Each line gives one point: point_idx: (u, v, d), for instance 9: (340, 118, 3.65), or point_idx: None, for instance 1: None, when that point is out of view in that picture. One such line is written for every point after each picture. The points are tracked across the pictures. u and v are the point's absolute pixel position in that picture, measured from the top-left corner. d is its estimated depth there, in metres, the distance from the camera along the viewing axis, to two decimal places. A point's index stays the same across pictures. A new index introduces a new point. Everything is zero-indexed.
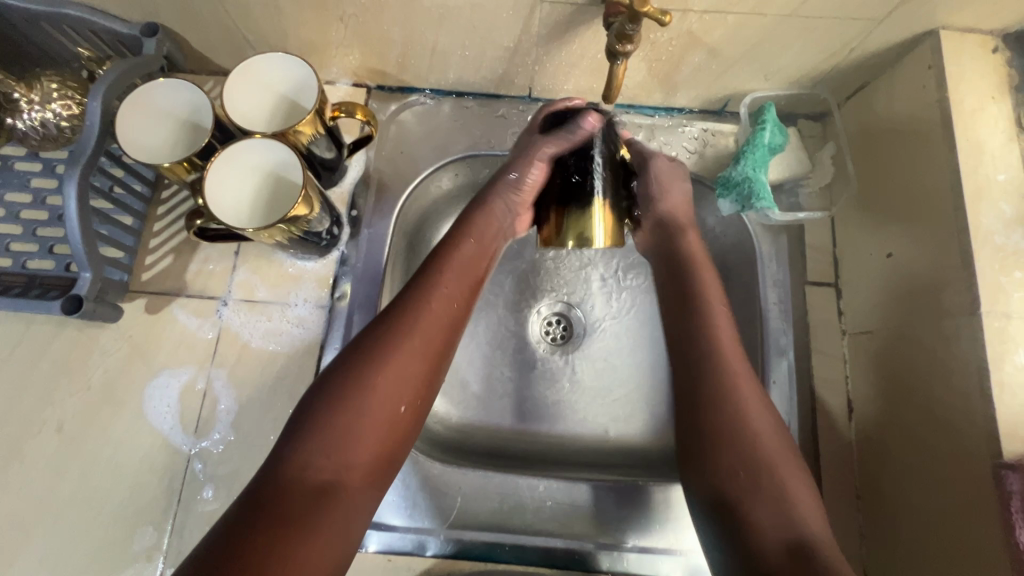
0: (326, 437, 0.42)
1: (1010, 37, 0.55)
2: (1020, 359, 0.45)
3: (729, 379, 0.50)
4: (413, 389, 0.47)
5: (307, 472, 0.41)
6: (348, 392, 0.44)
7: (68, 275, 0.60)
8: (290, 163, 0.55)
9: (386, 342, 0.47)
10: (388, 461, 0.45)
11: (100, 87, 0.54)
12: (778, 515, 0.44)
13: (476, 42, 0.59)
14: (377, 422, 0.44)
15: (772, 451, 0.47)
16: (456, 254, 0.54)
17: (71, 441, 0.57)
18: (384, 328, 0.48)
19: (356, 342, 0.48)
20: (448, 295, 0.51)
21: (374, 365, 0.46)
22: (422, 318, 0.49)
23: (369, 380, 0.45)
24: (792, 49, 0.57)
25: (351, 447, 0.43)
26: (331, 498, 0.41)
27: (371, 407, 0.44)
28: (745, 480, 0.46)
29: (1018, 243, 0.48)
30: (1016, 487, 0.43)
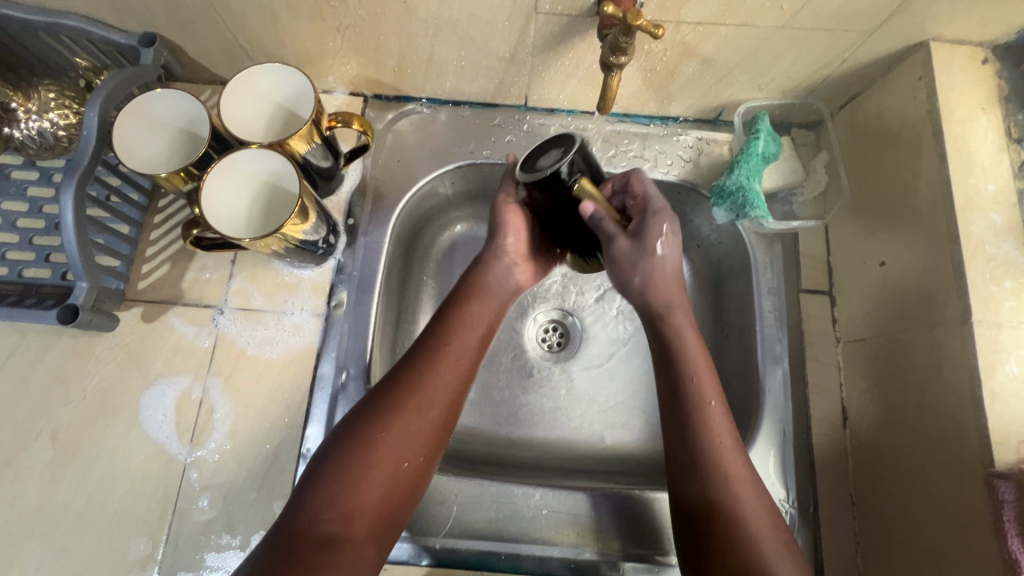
0: (335, 489, 0.44)
1: (999, 48, 0.55)
2: (1011, 368, 0.46)
3: (710, 440, 0.48)
4: (420, 445, 0.48)
5: (316, 524, 0.42)
6: (359, 447, 0.46)
7: (65, 283, 0.60)
8: (286, 172, 0.55)
9: (394, 399, 0.49)
10: (394, 515, 0.46)
11: (97, 98, 0.54)
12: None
13: (472, 52, 0.60)
14: (385, 477, 0.45)
15: (757, 519, 0.45)
16: (463, 315, 0.56)
17: (67, 450, 0.57)
18: (397, 386, 0.50)
19: (366, 400, 0.49)
20: (457, 354, 0.53)
21: (385, 423, 0.47)
22: (432, 377, 0.51)
23: (379, 435, 0.46)
24: (785, 59, 0.57)
25: (358, 501, 0.44)
26: (337, 549, 0.42)
27: (379, 461, 0.45)
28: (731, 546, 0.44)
29: (1009, 252, 0.49)
30: (1009, 497, 0.43)
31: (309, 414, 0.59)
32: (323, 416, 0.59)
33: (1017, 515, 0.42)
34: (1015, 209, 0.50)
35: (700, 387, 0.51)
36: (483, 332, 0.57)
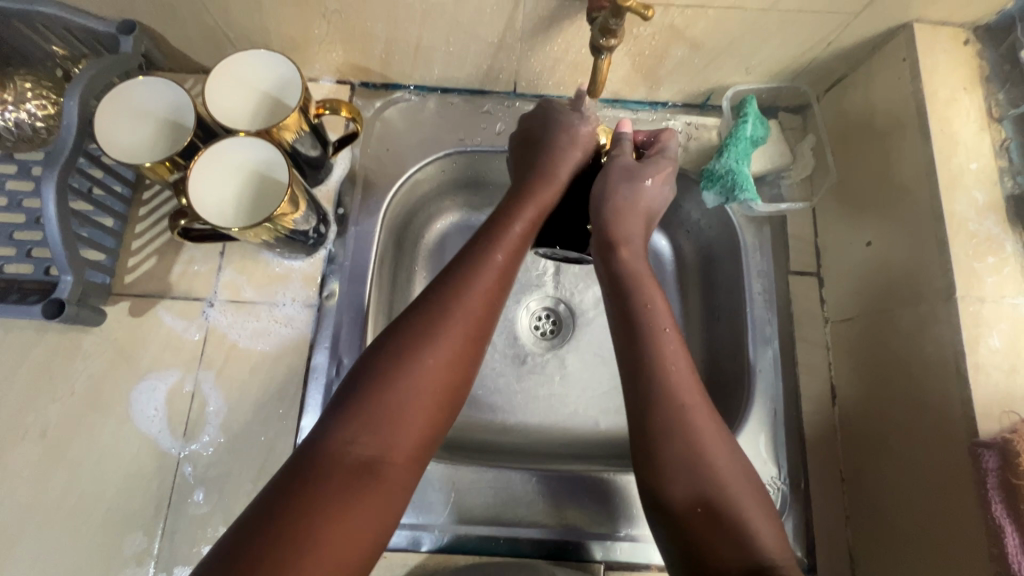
0: (369, 416, 0.42)
1: (980, 30, 0.56)
2: (993, 341, 0.47)
3: (671, 387, 0.47)
4: (458, 368, 0.46)
5: (350, 447, 0.40)
6: (393, 373, 0.44)
7: (48, 279, 0.59)
8: (274, 160, 0.55)
9: (426, 323, 0.46)
10: (434, 437, 0.45)
11: (77, 86, 0.53)
12: (723, 526, 0.42)
13: (460, 38, 0.59)
14: (423, 401, 0.44)
15: (725, 462, 0.45)
16: (506, 235, 0.53)
17: (56, 447, 0.56)
18: (432, 311, 0.47)
19: (401, 322, 0.47)
20: (496, 275, 0.51)
21: (417, 343, 0.45)
22: (469, 298, 0.48)
23: (412, 360, 0.44)
24: (771, 42, 0.58)
25: (395, 428, 0.42)
26: (375, 471, 0.40)
27: (413, 387, 0.43)
28: (703, 506, 0.43)
29: (990, 229, 0.50)
30: (993, 465, 0.44)
31: (304, 406, 0.59)
32: (318, 406, 0.59)
33: (1000, 481, 0.44)
34: (997, 187, 0.51)
35: (660, 339, 0.49)
36: (522, 249, 0.54)
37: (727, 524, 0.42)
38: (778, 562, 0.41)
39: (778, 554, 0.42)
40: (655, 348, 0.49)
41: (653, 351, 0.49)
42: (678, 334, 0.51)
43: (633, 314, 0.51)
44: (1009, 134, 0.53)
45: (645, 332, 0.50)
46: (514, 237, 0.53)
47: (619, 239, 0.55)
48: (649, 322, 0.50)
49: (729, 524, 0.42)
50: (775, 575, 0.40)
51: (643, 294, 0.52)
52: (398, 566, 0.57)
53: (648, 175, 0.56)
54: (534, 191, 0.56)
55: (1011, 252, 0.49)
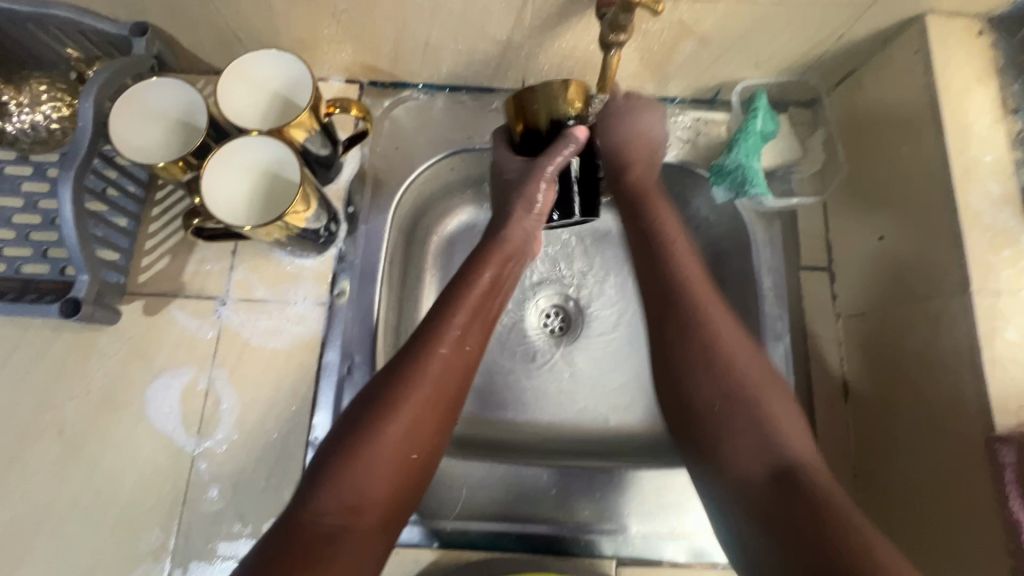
0: (336, 484, 0.43)
1: (995, 20, 0.56)
2: (1010, 335, 0.46)
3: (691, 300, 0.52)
4: (424, 434, 0.47)
5: (320, 518, 0.42)
6: (359, 443, 0.45)
7: (64, 279, 0.60)
8: (286, 160, 0.55)
9: (395, 392, 0.47)
10: (404, 501, 0.46)
11: (92, 88, 0.53)
12: (753, 427, 0.46)
13: (469, 36, 0.59)
14: (389, 469, 0.45)
15: (758, 377, 0.49)
16: (472, 292, 0.54)
17: (73, 445, 0.57)
18: (394, 381, 0.48)
19: (369, 389, 0.48)
20: (461, 339, 0.51)
21: (386, 410, 0.46)
22: (431, 365, 0.49)
23: (379, 430, 0.45)
24: (781, 36, 0.57)
25: (362, 495, 0.44)
26: (341, 540, 0.42)
27: (379, 458, 0.45)
28: (722, 403, 0.48)
29: (1006, 222, 0.49)
30: (1010, 459, 0.43)
31: (316, 403, 0.60)
32: (330, 403, 0.59)
33: (1017, 476, 0.43)
34: (1012, 179, 0.51)
35: (679, 255, 0.55)
36: (490, 308, 0.55)
37: (746, 423, 0.47)
38: (805, 459, 0.45)
39: (804, 456, 0.45)
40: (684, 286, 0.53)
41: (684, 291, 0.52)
42: (699, 266, 0.55)
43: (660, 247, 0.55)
44: None
45: (673, 284, 0.53)
46: (479, 291, 0.54)
47: (650, 187, 0.58)
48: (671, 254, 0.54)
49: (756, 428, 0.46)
50: (801, 474, 0.44)
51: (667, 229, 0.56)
52: (411, 563, 0.57)
53: (640, 117, 0.57)
54: (505, 228, 0.57)
55: None
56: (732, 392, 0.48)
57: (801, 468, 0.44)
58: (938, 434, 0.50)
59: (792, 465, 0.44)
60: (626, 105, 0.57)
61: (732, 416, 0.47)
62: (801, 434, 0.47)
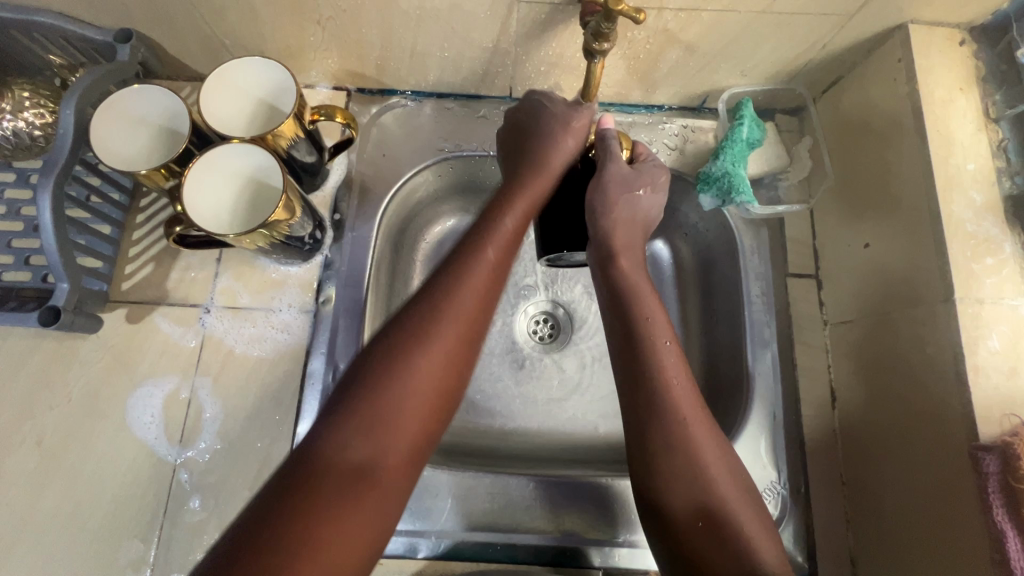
0: (368, 416, 0.40)
1: (976, 30, 0.56)
2: (993, 343, 0.46)
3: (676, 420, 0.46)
4: (455, 362, 0.44)
5: (347, 451, 0.39)
6: (395, 362, 0.42)
7: (45, 286, 0.59)
8: (270, 167, 0.55)
9: (420, 328, 0.44)
10: (433, 427, 0.43)
11: (73, 94, 0.53)
12: (693, 486, 0.45)
13: (455, 44, 0.59)
14: (417, 410, 0.42)
15: (722, 480, 0.45)
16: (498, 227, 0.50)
17: (53, 454, 0.56)
18: (432, 294, 0.46)
19: (387, 327, 0.45)
20: (489, 267, 0.48)
21: (410, 343, 0.43)
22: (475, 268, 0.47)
23: (405, 366, 0.42)
24: (766, 45, 0.58)
25: (387, 437, 0.40)
26: (366, 479, 0.38)
27: (404, 396, 0.41)
28: (691, 475, 0.45)
29: (989, 230, 0.50)
30: (993, 468, 0.43)
31: (300, 411, 0.59)
32: (315, 412, 0.59)
33: (1001, 485, 0.43)
34: (994, 187, 0.51)
35: (653, 329, 0.50)
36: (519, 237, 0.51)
37: (728, 497, 0.45)
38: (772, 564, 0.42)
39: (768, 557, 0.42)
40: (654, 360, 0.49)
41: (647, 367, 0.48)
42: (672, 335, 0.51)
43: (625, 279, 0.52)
44: (1006, 134, 0.52)
45: (641, 359, 0.49)
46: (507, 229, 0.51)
47: (618, 246, 0.53)
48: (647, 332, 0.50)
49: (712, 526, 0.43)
50: None
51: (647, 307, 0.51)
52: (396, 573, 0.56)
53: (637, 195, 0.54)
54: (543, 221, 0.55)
55: (1010, 253, 0.49)
56: (686, 460, 0.45)
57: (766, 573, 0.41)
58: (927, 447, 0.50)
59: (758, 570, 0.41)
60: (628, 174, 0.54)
61: (682, 492, 0.44)
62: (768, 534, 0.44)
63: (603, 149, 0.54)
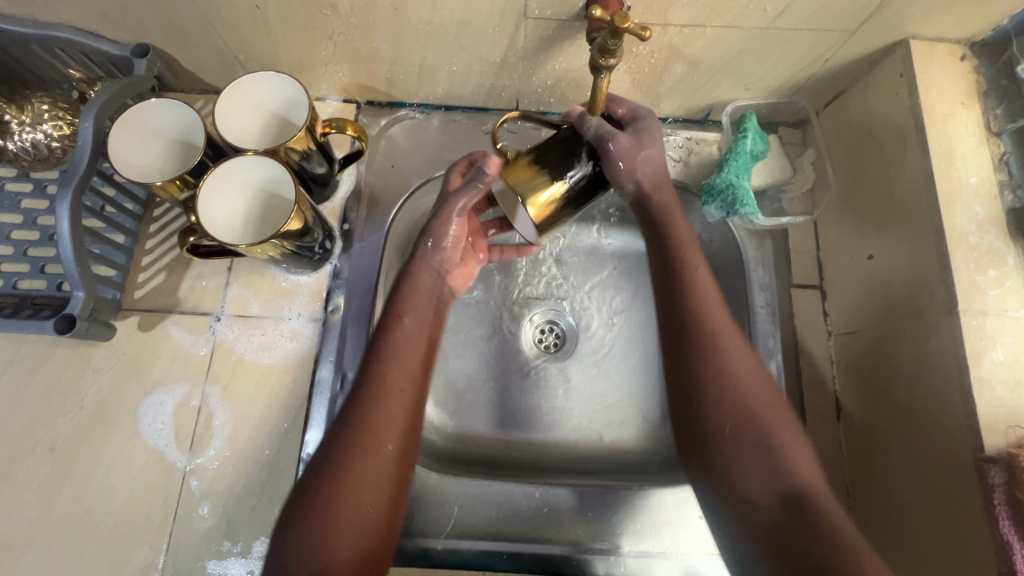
0: (311, 531, 0.43)
1: (977, 45, 0.57)
2: (997, 355, 0.47)
3: (739, 385, 0.48)
4: (384, 480, 0.46)
5: (291, 570, 0.41)
6: (326, 488, 0.44)
7: (60, 294, 0.60)
8: (282, 179, 0.56)
9: (356, 444, 0.45)
10: (372, 548, 0.44)
11: (93, 108, 0.55)
12: (729, 405, 0.48)
13: (463, 58, 0.60)
14: (357, 525, 0.44)
15: (782, 431, 0.47)
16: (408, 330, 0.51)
17: (64, 460, 0.57)
18: (350, 420, 0.47)
19: (325, 443, 0.47)
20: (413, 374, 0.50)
21: (350, 461, 0.45)
22: (383, 401, 0.47)
23: (342, 486, 0.44)
24: (769, 59, 0.59)
25: (329, 551, 0.42)
26: None
27: (345, 512, 0.43)
28: (729, 429, 0.47)
29: (991, 242, 0.50)
30: (998, 480, 0.43)
31: (308, 419, 0.60)
32: (323, 420, 0.59)
33: (1006, 498, 0.43)
34: (997, 200, 0.52)
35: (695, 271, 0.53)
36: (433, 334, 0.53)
37: (748, 456, 0.46)
38: (811, 482, 0.45)
39: (809, 477, 0.45)
40: (705, 340, 0.50)
41: (707, 344, 0.50)
42: (722, 305, 0.52)
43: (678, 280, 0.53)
44: (1007, 148, 0.53)
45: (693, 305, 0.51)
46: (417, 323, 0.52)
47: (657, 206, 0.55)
48: (699, 318, 0.51)
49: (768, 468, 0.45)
50: (809, 500, 0.43)
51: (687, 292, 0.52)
52: None
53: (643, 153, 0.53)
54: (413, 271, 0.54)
55: (1013, 265, 0.49)
56: (746, 417, 0.47)
57: (809, 490, 0.44)
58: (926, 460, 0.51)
59: (802, 490, 0.44)
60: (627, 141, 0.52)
61: (755, 458, 0.46)
62: (811, 460, 0.46)
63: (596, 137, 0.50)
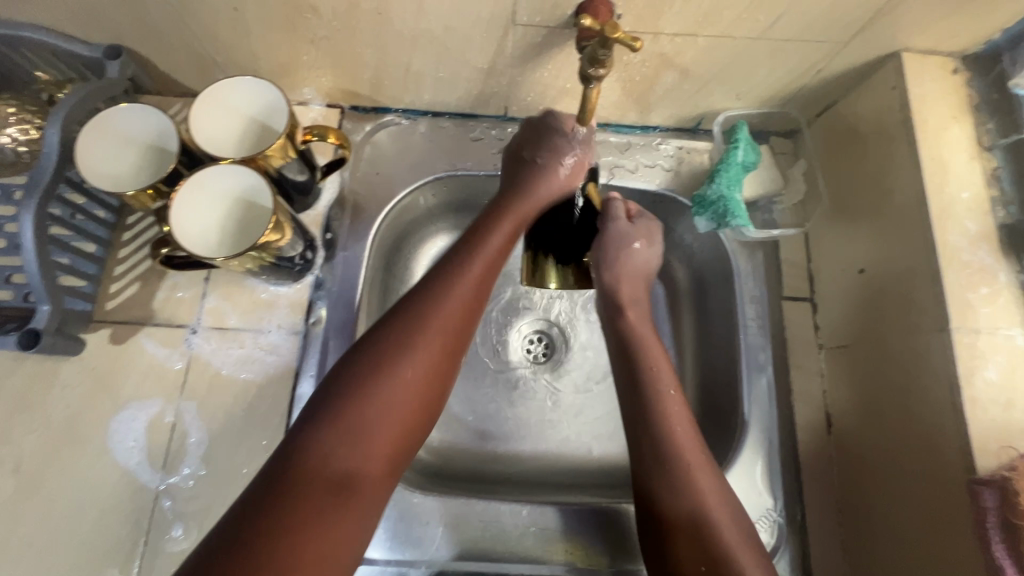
0: (343, 424, 0.40)
1: (969, 58, 0.56)
2: (989, 374, 0.46)
3: (676, 448, 0.49)
4: (435, 375, 0.45)
5: (326, 462, 0.38)
6: (366, 384, 0.42)
7: (26, 306, 0.57)
8: (259, 188, 0.54)
9: (409, 328, 0.45)
10: (408, 444, 0.43)
11: (58, 115, 0.52)
12: (690, 511, 0.46)
13: (450, 64, 0.59)
14: (400, 411, 0.42)
15: (716, 504, 0.47)
16: (483, 245, 0.51)
17: (30, 480, 0.55)
18: (404, 318, 0.45)
19: (376, 329, 0.45)
20: (467, 294, 0.48)
21: (405, 342, 0.44)
22: (444, 310, 0.46)
23: (392, 369, 0.43)
24: (761, 70, 0.58)
25: (370, 434, 0.41)
26: (354, 485, 0.39)
27: (393, 397, 0.42)
28: (705, 561, 0.44)
29: (983, 259, 0.50)
30: (992, 503, 0.43)
31: None
32: None
33: (999, 521, 0.43)
34: (989, 216, 0.51)
35: (658, 381, 0.53)
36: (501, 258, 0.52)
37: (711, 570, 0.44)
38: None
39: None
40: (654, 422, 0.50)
41: (663, 452, 0.49)
42: (683, 409, 0.52)
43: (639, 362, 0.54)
44: (1000, 163, 0.53)
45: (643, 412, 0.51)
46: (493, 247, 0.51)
47: (624, 299, 0.57)
48: (657, 406, 0.51)
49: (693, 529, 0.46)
50: None
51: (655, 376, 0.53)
52: None
53: (635, 247, 0.57)
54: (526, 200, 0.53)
55: (1004, 282, 0.49)
56: (681, 483, 0.47)
57: None
58: (916, 477, 0.50)
59: None
60: (627, 228, 0.57)
61: (682, 503, 0.47)
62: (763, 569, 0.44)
63: (608, 209, 0.58)
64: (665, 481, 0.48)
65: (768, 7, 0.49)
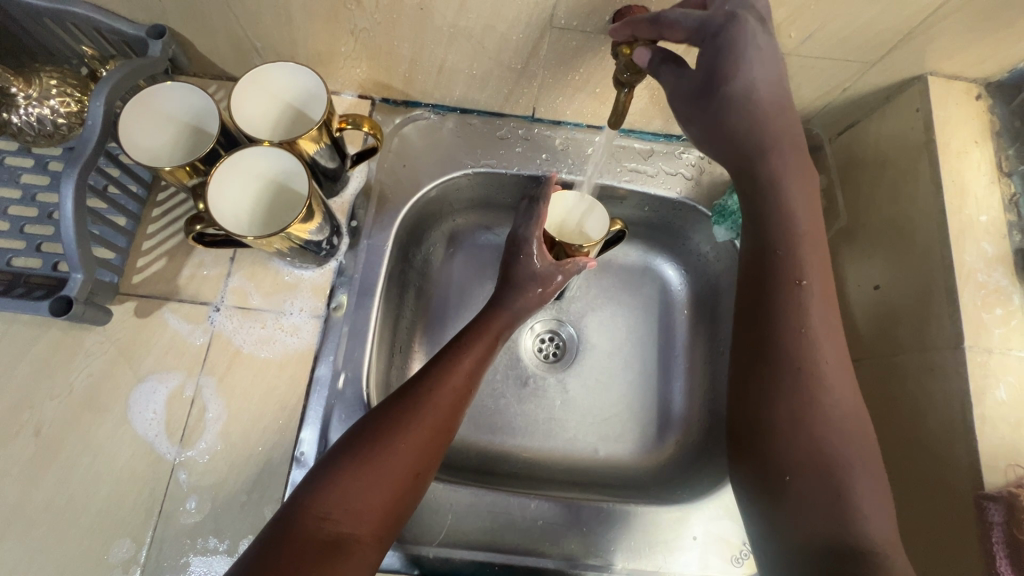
0: (345, 492, 0.42)
1: (992, 86, 0.58)
2: (1000, 394, 0.48)
3: (808, 361, 0.45)
4: (428, 452, 0.46)
5: (323, 522, 0.40)
6: (369, 452, 0.44)
7: (55, 275, 0.58)
8: (296, 171, 0.55)
9: (410, 405, 0.47)
10: (398, 514, 0.44)
11: (104, 88, 0.54)
12: (809, 424, 0.43)
13: (484, 62, 0.60)
14: (392, 485, 0.43)
15: (845, 437, 0.43)
16: (479, 339, 0.54)
17: (51, 445, 0.56)
18: (409, 399, 0.47)
19: (383, 403, 0.48)
20: (465, 377, 0.50)
21: (404, 417, 0.46)
22: (440, 397, 0.48)
23: (391, 445, 0.44)
24: (788, 86, 0.59)
25: (366, 504, 0.42)
26: (344, 548, 0.40)
27: (390, 471, 0.43)
28: (823, 463, 0.43)
29: (998, 281, 0.51)
30: (998, 518, 0.44)
31: (304, 418, 0.59)
32: (318, 419, 0.58)
33: (1005, 536, 0.44)
34: (1005, 240, 0.52)
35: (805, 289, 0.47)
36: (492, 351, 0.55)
37: (817, 492, 0.42)
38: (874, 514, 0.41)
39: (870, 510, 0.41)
40: (791, 338, 0.45)
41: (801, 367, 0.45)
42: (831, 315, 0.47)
43: (777, 249, 0.48)
44: (1018, 188, 0.54)
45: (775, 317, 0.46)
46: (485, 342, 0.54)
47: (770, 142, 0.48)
48: (797, 322, 0.46)
49: (823, 469, 0.42)
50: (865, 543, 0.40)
51: (795, 270, 0.47)
52: None
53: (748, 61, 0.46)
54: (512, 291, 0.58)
55: (1018, 305, 0.50)
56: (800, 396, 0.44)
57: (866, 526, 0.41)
58: (923, 492, 0.51)
59: (863, 533, 0.40)
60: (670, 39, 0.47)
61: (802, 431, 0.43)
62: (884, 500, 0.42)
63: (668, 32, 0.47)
64: (794, 400, 0.44)
65: (801, 24, 0.50)
